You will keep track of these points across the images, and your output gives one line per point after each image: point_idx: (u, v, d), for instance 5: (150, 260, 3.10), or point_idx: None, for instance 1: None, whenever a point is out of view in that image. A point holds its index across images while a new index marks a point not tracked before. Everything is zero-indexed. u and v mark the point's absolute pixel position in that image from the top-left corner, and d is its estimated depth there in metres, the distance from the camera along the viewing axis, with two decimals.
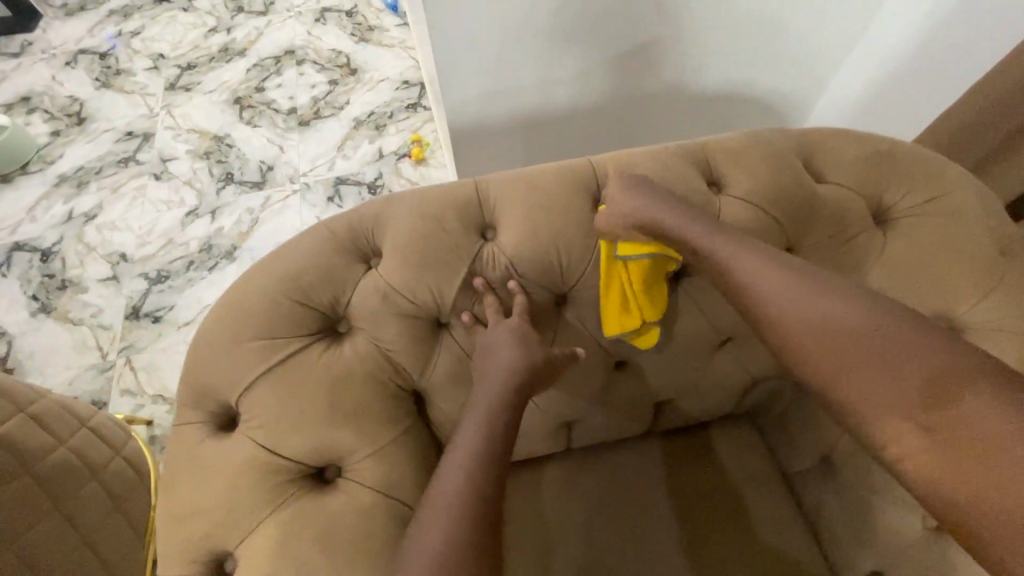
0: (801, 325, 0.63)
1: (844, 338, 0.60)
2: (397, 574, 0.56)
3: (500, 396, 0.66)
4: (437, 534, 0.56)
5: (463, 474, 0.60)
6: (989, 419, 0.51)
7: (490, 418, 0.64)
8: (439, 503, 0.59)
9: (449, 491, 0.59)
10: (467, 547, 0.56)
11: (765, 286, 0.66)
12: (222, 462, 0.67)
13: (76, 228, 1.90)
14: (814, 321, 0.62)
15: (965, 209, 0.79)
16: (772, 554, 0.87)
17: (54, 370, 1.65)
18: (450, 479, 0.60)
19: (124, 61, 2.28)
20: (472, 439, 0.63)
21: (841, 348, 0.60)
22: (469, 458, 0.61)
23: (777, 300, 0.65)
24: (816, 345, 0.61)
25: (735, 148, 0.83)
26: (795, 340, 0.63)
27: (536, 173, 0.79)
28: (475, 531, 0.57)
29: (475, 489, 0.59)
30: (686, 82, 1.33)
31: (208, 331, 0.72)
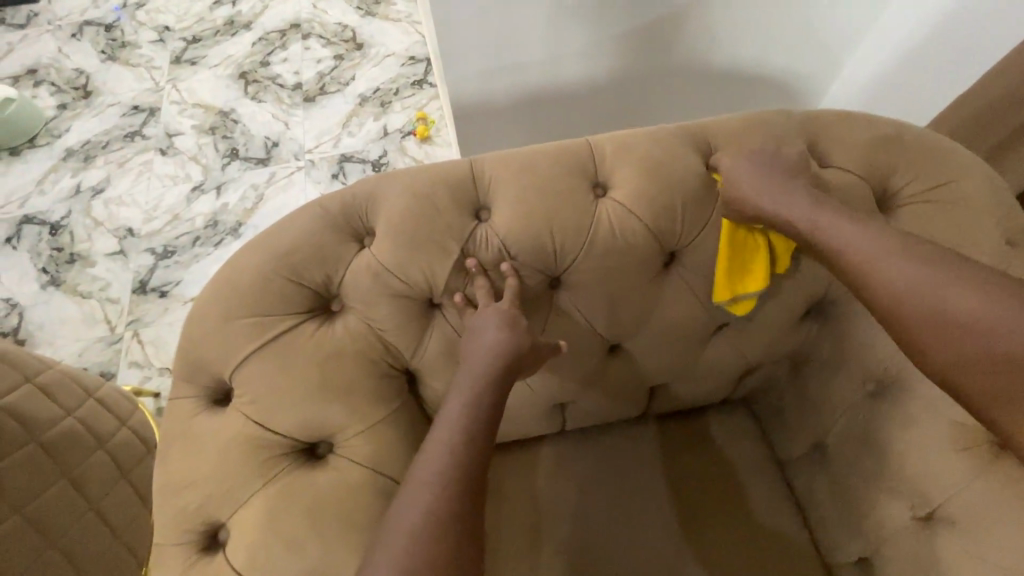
0: (899, 276, 0.61)
1: (948, 290, 0.59)
2: (378, 543, 0.58)
3: (484, 378, 0.66)
4: (418, 511, 0.57)
5: (446, 451, 0.61)
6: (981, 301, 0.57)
7: (474, 398, 0.65)
8: (420, 480, 0.60)
9: (431, 465, 0.60)
10: (445, 525, 0.57)
11: (863, 242, 0.64)
12: (217, 435, 0.68)
13: (84, 202, 1.91)
14: (916, 272, 0.61)
15: (972, 196, 0.78)
16: (760, 538, 0.88)
17: (64, 342, 1.69)
18: (432, 456, 0.61)
19: (129, 33, 2.27)
20: (456, 420, 0.63)
21: (943, 299, 0.59)
22: (450, 438, 0.62)
23: (877, 256, 0.63)
24: (915, 292, 0.60)
25: (738, 130, 0.81)
26: (892, 289, 0.61)
27: (534, 153, 0.78)
28: (455, 510, 0.58)
29: (456, 470, 0.60)
30: (695, 60, 1.29)
31: (202, 307, 0.72)
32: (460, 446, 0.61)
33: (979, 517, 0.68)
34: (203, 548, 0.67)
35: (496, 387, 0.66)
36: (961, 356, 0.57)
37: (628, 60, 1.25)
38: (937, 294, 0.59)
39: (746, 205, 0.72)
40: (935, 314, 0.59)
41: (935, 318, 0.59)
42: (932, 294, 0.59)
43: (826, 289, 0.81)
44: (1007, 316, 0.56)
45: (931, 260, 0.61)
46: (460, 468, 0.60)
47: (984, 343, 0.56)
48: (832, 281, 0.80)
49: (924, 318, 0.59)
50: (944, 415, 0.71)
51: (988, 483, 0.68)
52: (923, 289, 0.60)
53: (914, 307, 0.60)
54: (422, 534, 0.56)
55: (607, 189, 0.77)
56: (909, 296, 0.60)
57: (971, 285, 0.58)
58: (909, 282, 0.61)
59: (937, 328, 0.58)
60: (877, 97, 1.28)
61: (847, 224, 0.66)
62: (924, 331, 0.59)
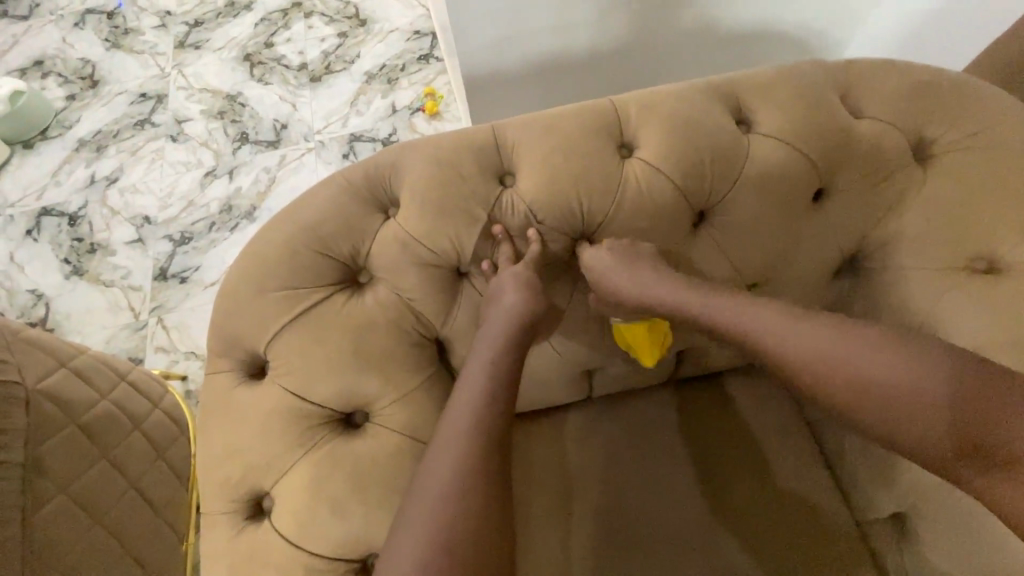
0: (849, 376, 0.60)
1: (896, 376, 0.59)
2: (408, 501, 0.58)
3: (504, 342, 0.67)
4: (445, 475, 0.58)
5: (472, 409, 0.62)
6: (902, 378, 0.58)
7: (495, 358, 0.66)
8: (448, 438, 0.60)
9: (457, 426, 0.61)
10: (473, 488, 0.57)
11: (799, 349, 0.63)
12: (255, 407, 0.69)
13: (99, 192, 1.92)
14: (864, 368, 0.60)
15: (1011, 144, 0.75)
16: (793, 497, 0.88)
17: (92, 330, 1.72)
18: (458, 416, 0.62)
19: (131, 20, 2.25)
20: (478, 384, 0.64)
21: (881, 385, 0.59)
22: (476, 397, 0.63)
23: (819, 360, 0.62)
24: (875, 390, 0.59)
25: (765, 83, 0.78)
26: (847, 392, 0.60)
27: (557, 115, 0.76)
28: (482, 473, 0.58)
29: (481, 435, 0.60)
30: (714, 17, 1.24)
31: (231, 284, 0.72)
32: (485, 411, 0.62)
33: None
34: (248, 517, 0.68)
35: (515, 348, 0.67)
36: (940, 444, 0.56)
37: (644, 21, 1.21)
38: (893, 387, 0.58)
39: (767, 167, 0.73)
40: (899, 405, 0.58)
41: (902, 412, 0.58)
42: (889, 389, 0.58)
43: (859, 244, 0.78)
44: (921, 380, 0.58)
45: (836, 345, 0.62)
46: (486, 433, 0.61)
47: (941, 419, 0.56)
48: (865, 236, 0.77)
49: (891, 413, 0.58)
50: None
51: None
52: (879, 385, 0.59)
53: (878, 406, 0.59)
54: (451, 497, 0.56)
55: (634, 150, 0.75)
56: (871, 397, 0.59)
57: (883, 359, 0.60)
58: (863, 381, 0.60)
59: (908, 418, 0.58)
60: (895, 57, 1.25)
61: (760, 318, 0.66)
62: (899, 428, 0.58)
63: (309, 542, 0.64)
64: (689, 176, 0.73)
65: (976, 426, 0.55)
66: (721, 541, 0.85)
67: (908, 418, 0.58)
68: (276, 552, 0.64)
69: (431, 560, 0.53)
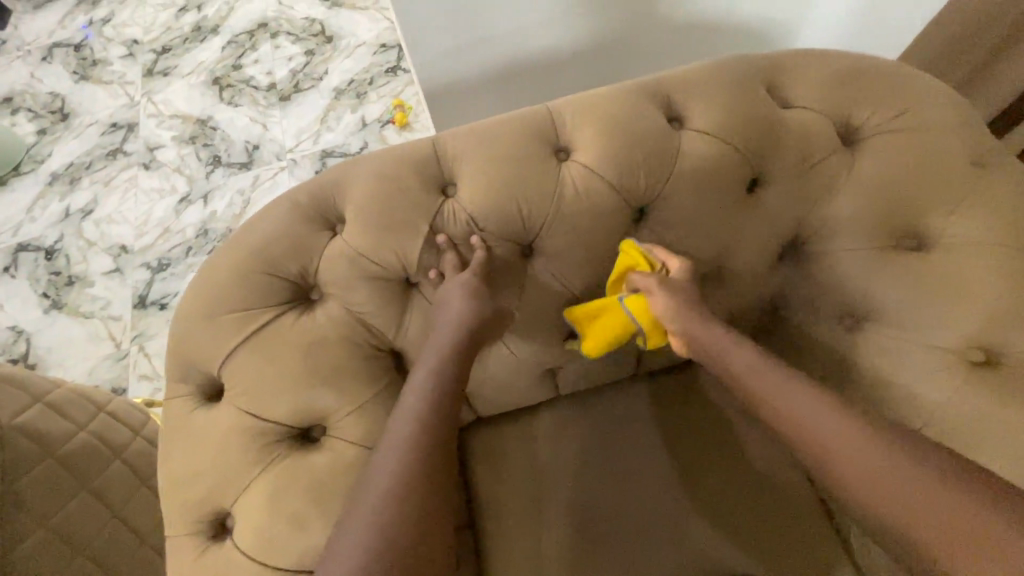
0: (844, 447, 0.60)
1: (895, 461, 0.57)
2: (350, 507, 0.60)
3: (451, 348, 0.69)
4: (396, 456, 0.61)
5: (414, 417, 0.64)
6: (890, 456, 0.58)
7: (441, 365, 0.68)
8: (391, 444, 0.63)
9: (400, 433, 0.63)
10: (422, 470, 0.61)
11: (798, 409, 0.64)
12: (213, 428, 0.70)
13: (75, 225, 1.93)
14: (863, 443, 0.59)
15: (934, 123, 0.78)
16: (758, 480, 0.90)
17: (74, 363, 1.72)
18: (401, 424, 0.64)
19: (98, 51, 2.26)
20: (422, 391, 0.66)
21: (866, 456, 0.58)
22: (420, 405, 0.65)
23: (816, 424, 0.62)
24: (866, 465, 0.58)
25: (696, 79, 0.81)
26: (834, 463, 0.60)
27: (494, 124, 0.78)
28: (429, 458, 0.62)
29: (431, 422, 0.64)
30: (664, 15, 1.27)
31: (185, 309, 0.74)
32: (437, 399, 0.66)
33: (964, 437, 0.69)
34: (213, 537, 0.69)
35: (462, 354, 0.69)
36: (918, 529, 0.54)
37: (593, 23, 1.23)
38: (887, 469, 0.57)
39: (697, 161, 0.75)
40: (886, 486, 0.57)
41: (886, 490, 0.57)
42: (884, 471, 0.57)
43: (799, 229, 0.80)
44: (905, 462, 0.57)
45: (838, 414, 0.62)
46: (437, 419, 0.64)
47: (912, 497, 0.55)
48: (803, 221, 0.79)
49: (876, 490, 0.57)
50: (923, 340, 0.73)
51: (972, 402, 0.69)
52: (874, 463, 0.58)
53: (865, 481, 0.58)
54: (399, 478, 0.60)
55: (571, 153, 0.77)
56: (846, 461, 0.59)
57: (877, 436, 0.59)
58: (858, 454, 0.59)
59: (894, 499, 0.56)
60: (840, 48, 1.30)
61: (763, 365, 0.68)
62: (877, 505, 0.57)
63: (271, 557, 0.65)
64: (625, 175, 0.75)
65: (961, 531, 0.52)
66: (689, 528, 0.87)
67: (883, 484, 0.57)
68: (240, 569, 0.65)
69: (377, 536, 0.56)
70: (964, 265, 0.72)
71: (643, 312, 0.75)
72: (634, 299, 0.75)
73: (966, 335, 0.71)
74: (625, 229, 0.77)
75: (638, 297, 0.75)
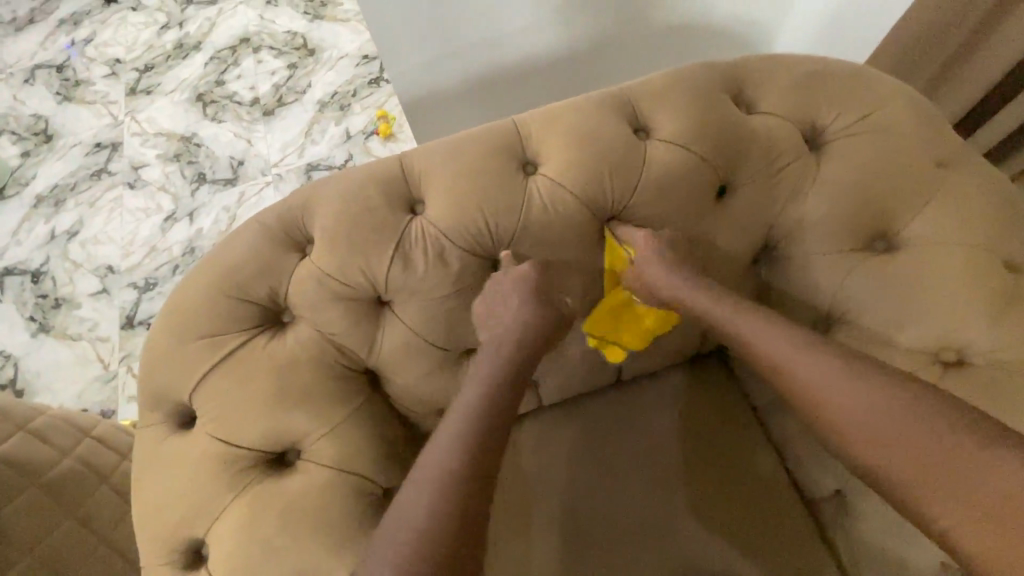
0: (849, 405, 0.59)
1: (897, 418, 0.57)
2: (389, 522, 0.58)
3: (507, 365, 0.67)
4: (443, 450, 0.60)
5: (459, 430, 0.62)
6: (888, 412, 0.57)
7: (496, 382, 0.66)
8: (433, 457, 0.60)
9: (444, 447, 0.60)
10: (468, 468, 0.59)
11: (806, 368, 0.63)
12: (186, 456, 0.70)
13: (61, 247, 1.92)
14: (871, 403, 0.59)
15: (898, 125, 0.79)
16: (746, 484, 0.89)
17: (62, 386, 1.71)
18: (444, 437, 0.61)
19: (81, 71, 2.25)
20: (470, 406, 0.64)
21: (864, 414, 0.58)
22: (466, 419, 0.62)
23: (826, 383, 0.61)
24: (872, 422, 0.58)
25: (661, 88, 0.81)
26: (839, 420, 0.60)
27: (460, 140, 0.78)
28: (477, 456, 0.60)
29: (481, 418, 0.63)
30: (639, 21, 1.27)
31: (157, 337, 0.74)
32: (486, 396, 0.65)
33: None
34: (189, 565, 0.69)
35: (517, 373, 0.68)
36: (910, 482, 0.55)
37: (568, 31, 1.24)
38: (893, 428, 0.57)
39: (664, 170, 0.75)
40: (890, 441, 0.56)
41: (882, 447, 0.57)
42: (889, 428, 0.57)
43: (768, 235, 0.80)
44: (905, 417, 0.57)
45: (841, 375, 0.61)
46: (486, 417, 0.63)
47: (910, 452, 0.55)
48: (772, 226, 0.79)
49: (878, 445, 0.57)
50: (893, 342, 0.73)
51: None
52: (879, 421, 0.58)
53: (868, 436, 0.58)
54: (445, 473, 0.58)
55: (537, 167, 0.77)
56: (845, 419, 0.59)
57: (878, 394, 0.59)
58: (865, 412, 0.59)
59: (894, 455, 0.56)
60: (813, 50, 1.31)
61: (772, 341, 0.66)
62: (873, 460, 0.57)
63: None
64: (592, 187, 0.75)
65: (950, 485, 0.52)
66: (680, 534, 0.85)
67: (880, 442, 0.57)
68: None
69: (421, 529, 0.55)
70: (934, 265, 0.72)
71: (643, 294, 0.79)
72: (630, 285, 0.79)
73: (936, 335, 0.71)
74: (593, 241, 0.77)
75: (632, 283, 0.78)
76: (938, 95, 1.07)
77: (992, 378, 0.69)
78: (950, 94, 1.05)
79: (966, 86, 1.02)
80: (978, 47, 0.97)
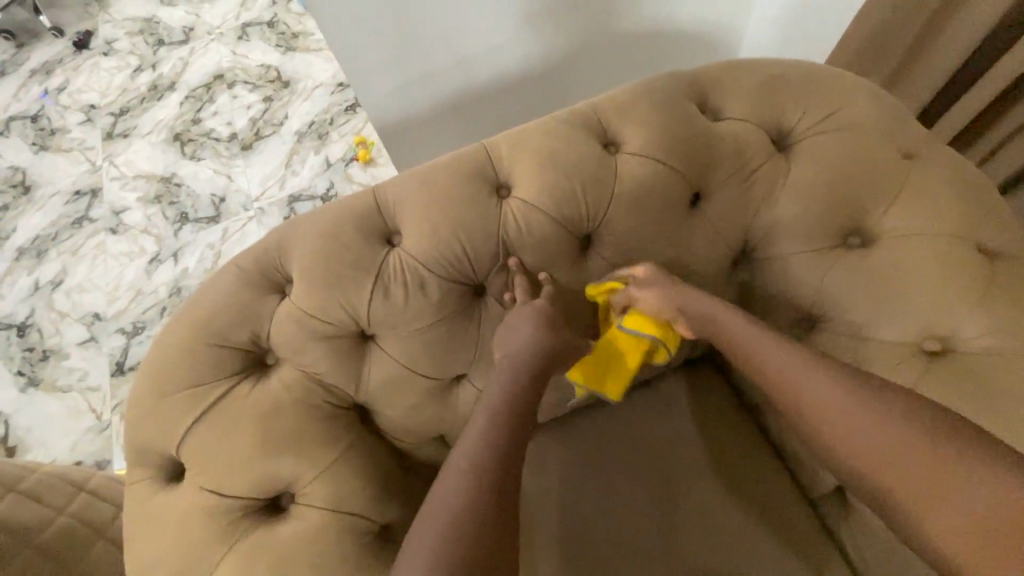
0: (843, 409, 0.61)
1: (886, 416, 0.59)
2: (412, 532, 0.59)
3: (522, 377, 0.69)
4: (468, 463, 0.62)
5: (481, 443, 0.63)
6: (880, 413, 0.60)
7: (513, 395, 0.67)
8: (456, 470, 0.62)
9: (466, 459, 0.62)
10: (493, 479, 0.61)
11: (799, 375, 0.65)
12: (176, 510, 0.69)
13: (45, 297, 1.90)
14: (865, 405, 0.61)
15: (862, 119, 0.80)
16: (745, 490, 0.88)
17: (55, 440, 1.68)
18: (466, 450, 0.63)
19: (56, 119, 2.24)
20: (489, 420, 0.65)
21: (856, 412, 0.61)
22: (486, 432, 0.64)
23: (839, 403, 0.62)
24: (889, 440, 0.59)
25: (626, 102, 0.82)
26: (832, 425, 0.62)
27: (432, 168, 0.79)
28: (501, 468, 0.62)
29: (502, 436, 0.64)
30: (606, 33, 1.29)
31: (140, 390, 0.73)
32: (504, 414, 0.66)
33: None
34: None
35: (532, 385, 0.69)
36: (898, 475, 0.57)
37: (535, 48, 1.25)
38: (891, 433, 0.59)
39: (636, 183, 0.76)
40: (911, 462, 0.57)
41: (876, 441, 0.59)
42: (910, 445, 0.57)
43: (745, 238, 0.80)
44: (894, 419, 0.59)
45: (833, 375, 0.63)
46: (505, 436, 0.64)
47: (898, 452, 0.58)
48: (747, 229, 0.80)
49: (894, 468, 0.57)
50: (879, 336, 0.73)
51: (928, 392, 0.70)
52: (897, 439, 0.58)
53: (881, 459, 0.58)
54: (472, 495, 0.59)
55: (511, 189, 0.78)
56: (835, 418, 0.61)
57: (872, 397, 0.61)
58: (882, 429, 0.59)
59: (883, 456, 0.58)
60: (779, 48, 1.34)
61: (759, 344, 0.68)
62: (861, 454, 0.60)
63: None
64: (567, 205, 0.75)
65: (941, 486, 0.55)
66: (688, 547, 0.84)
67: (871, 438, 0.59)
68: None
69: (452, 539, 0.57)
70: (908, 258, 0.73)
71: (644, 324, 0.77)
72: (632, 319, 0.77)
73: (915, 327, 0.71)
74: (572, 258, 0.77)
75: (634, 314, 0.77)
76: (903, 83, 1.08)
77: (980, 366, 0.69)
78: (914, 82, 1.06)
79: (928, 73, 1.03)
80: (937, 34, 0.98)
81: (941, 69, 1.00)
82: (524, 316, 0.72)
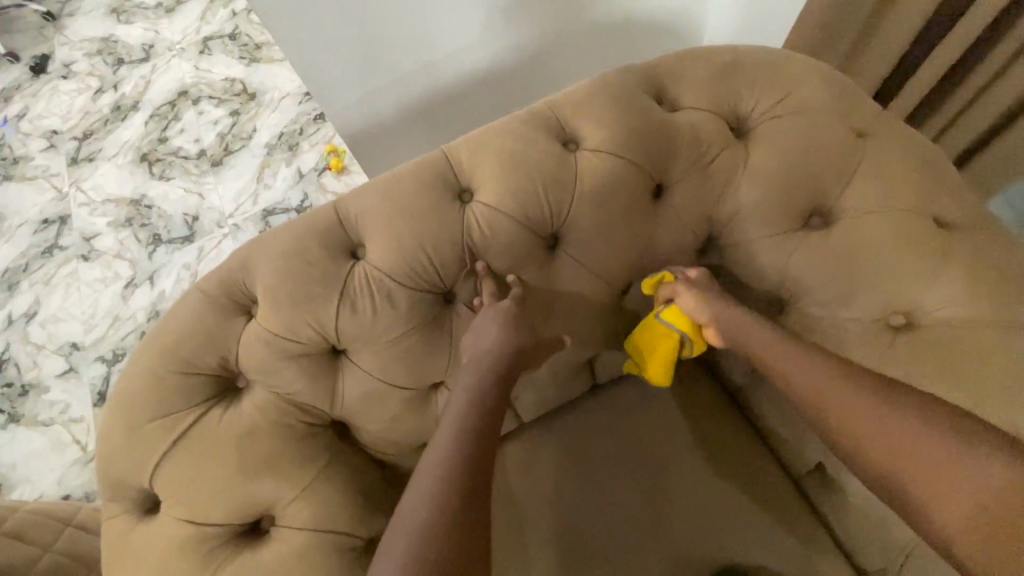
0: (812, 378, 0.65)
1: (850, 381, 0.63)
2: (392, 520, 0.60)
3: (492, 370, 0.69)
4: (443, 452, 0.63)
5: (455, 433, 0.64)
6: (845, 379, 0.64)
7: (484, 388, 0.68)
8: (431, 460, 0.63)
9: (441, 450, 0.63)
10: (466, 466, 0.62)
11: (777, 348, 0.69)
12: (155, 542, 0.68)
13: (19, 331, 1.86)
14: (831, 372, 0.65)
15: (816, 101, 0.81)
16: (727, 468, 0.90)
17: (40, 475, 1.65)
18: (441, 440, 0.64)
19: (18, 148, 2.19)
20: (462, 412, 0.66)
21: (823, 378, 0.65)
22: (460, 424, 0.65)
23: (834, 385, 0.64)
24: (892, 415, 0.60)
25: (584, 97, 0.82)
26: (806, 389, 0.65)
27: (393, 177, 0.78)
28: (476, 455, 0.63)
29: (474, 427, 0.65)
30: (568, 27, 1.28)
31: (109, 425, 0.72)
32: (475, 407, 0.67)
33: None
34: None
35: (503, 377, 0.70)
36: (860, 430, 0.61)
37: (497, 49, 1.24)
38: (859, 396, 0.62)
39: (598, 181, 0.76)
40: (918, 449, 0.57)
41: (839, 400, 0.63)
42: (911, 426, 0.59)
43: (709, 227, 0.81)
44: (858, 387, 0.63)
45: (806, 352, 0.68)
46: (477, 429, 0.65)
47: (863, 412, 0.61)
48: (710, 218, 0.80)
49: (889, 450, 0.59)
50: (847, 313, 0.74)
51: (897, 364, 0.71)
52: (898, 411, 0.60)
53: (876, 442, 0.60)
54: (446, 486, 0.60)
55: (473, 194, 0.77)
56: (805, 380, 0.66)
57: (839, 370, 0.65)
58: (883, 412, 0.60)
59: (849, 413, 0.62)
60: (739, 34, 1.36)
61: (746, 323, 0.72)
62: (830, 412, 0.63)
63: None
64: (529, 207, 0.75)
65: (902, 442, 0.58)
66: (676, 534, 0.85)
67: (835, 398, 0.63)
68: None
69: (430, 522, 0.58)
70: (867, 234, 0.74)
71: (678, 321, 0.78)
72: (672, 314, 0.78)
73: (878, 301, 0.73)
74: (540, 258, 0.77)
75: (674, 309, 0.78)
76: (860, 60, 1.09)
77: (945, 334, 0.70)
78: (870, 58, 1.07)
79: (883, 48, 1.04)
80: (888, 10, 0.99)
81: (895, 44, 1.01)
82: (495, 321, 0.71)
